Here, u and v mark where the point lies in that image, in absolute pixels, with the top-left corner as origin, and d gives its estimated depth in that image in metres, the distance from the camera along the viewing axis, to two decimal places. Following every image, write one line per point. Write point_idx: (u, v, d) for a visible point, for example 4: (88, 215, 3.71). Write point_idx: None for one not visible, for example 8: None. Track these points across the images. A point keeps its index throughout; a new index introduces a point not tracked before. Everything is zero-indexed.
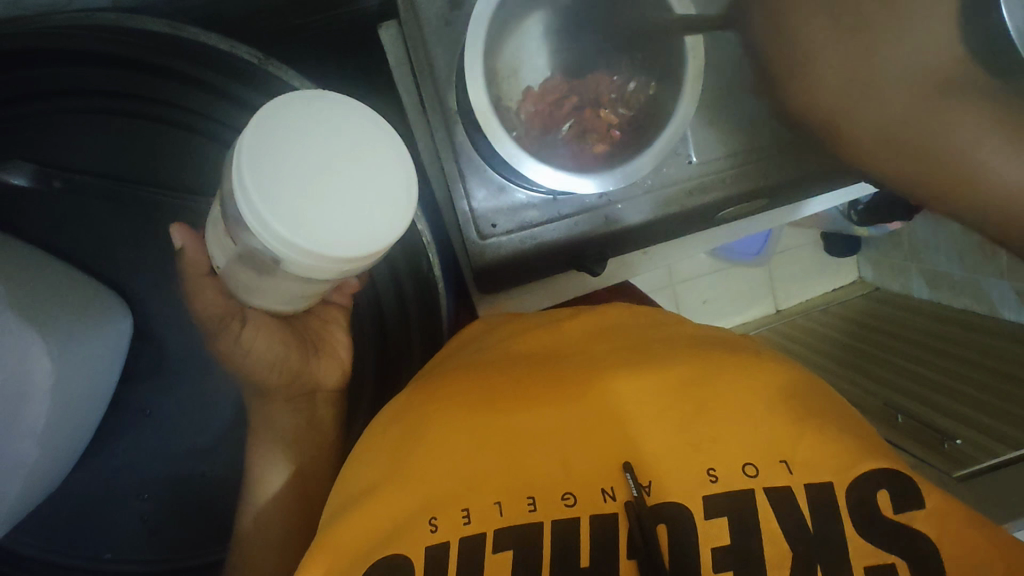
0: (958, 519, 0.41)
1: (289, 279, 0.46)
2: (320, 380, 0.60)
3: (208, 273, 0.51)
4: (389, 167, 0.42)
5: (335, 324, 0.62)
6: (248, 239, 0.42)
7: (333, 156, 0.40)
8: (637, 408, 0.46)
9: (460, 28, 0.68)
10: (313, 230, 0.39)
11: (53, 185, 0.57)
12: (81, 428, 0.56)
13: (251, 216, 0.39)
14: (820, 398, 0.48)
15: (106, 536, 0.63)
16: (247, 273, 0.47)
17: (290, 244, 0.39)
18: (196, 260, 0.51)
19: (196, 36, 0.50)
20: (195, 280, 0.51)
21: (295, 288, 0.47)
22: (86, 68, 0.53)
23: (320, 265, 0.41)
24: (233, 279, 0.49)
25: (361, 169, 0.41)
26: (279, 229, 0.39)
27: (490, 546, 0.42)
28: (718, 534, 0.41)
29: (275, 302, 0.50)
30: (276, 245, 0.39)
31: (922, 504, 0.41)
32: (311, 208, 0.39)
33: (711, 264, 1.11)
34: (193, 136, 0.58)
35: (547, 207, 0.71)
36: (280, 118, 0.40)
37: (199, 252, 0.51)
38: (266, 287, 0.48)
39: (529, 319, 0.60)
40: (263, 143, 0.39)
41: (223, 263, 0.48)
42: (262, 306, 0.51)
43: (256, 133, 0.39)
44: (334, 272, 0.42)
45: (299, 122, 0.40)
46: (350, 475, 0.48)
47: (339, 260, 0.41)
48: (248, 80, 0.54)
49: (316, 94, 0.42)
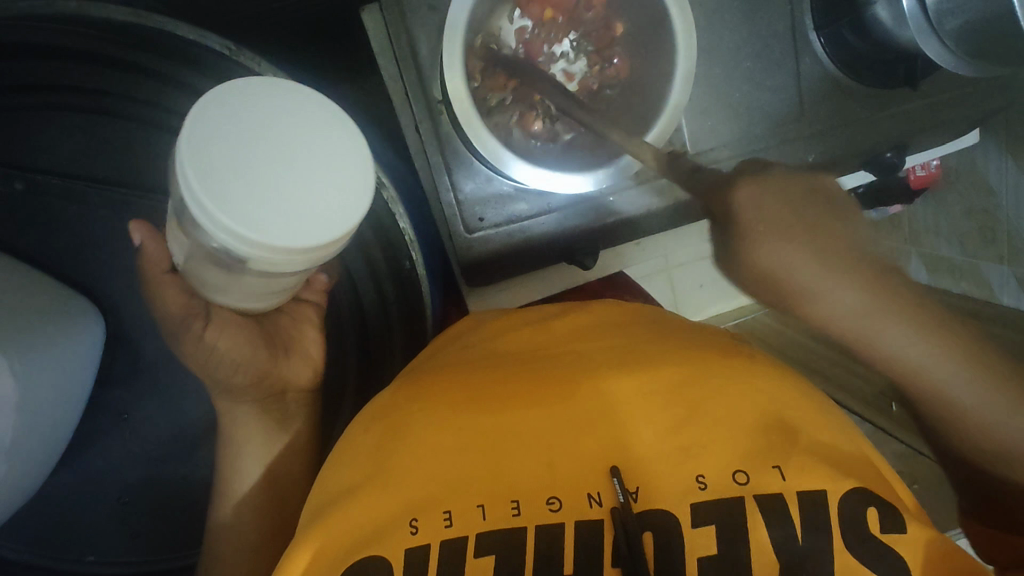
0: (943, 556, 0.39)
1: (255, 275, 0.46)
2: (290, 379, 0.59)
3: (169, 271, 0.50)
4: (345, 157, 0.43)
5: (308, 323, 0.61)
6: (204, 237, 0.42)
7: (282, 147, 0.41)
8: (628, 409, 0.44)
9: (445, 13, 0.66)
10: (269, 226, 0.40)
11: (15, 186, 0.56)
12: (54, 437, 0.55)
13: (199, 212, 0.40)
14: (818, 406, 0.46)
15: (87, 539, 0.64)
16: (211, 270, 0.47)
17: (242, 239, 0.40)
18: (156, 256, 0.50)
19: (163, 24, 0.48)
20: (154, 277, 0.50)
21: (259, 285, 0.47)
22: (52, 63, 0.52)
23: (274, 260, 0.41)
24: (196, 276, 0.48)
25: (313, 160, 0.41)
26: (230, 225, 0.39)
27: (472, 550, 0.40)
28: (706, 544, 0.40)
29: (243, 299, 0.50)
30: (228, 241, 0.40)
31: (905, 526, 0.40)
32: (261, 202, 0.40)
33: (710, 248, 0.95)
34: (157, 131, 0.57)
35: (536, 199, 0.69)
36: (225, 109, 0.40)
37: (157, 250, 0.50)
38: (232, 285, 0.48)
39: (521, 315, 0.58)
40: (209, 136, 0.40)
41: (185, 261, 0.48)
42: (226, 302, 0.51)
43: (200, 126, 0.40)
44: (291, 265, 0.42)
45: (251, 121, 0.41)
46: (327, 476, 0.46)
47: (296, 253, 0.41)
48: (212, 70, 0.53)
49: (263, 80, 0.42)
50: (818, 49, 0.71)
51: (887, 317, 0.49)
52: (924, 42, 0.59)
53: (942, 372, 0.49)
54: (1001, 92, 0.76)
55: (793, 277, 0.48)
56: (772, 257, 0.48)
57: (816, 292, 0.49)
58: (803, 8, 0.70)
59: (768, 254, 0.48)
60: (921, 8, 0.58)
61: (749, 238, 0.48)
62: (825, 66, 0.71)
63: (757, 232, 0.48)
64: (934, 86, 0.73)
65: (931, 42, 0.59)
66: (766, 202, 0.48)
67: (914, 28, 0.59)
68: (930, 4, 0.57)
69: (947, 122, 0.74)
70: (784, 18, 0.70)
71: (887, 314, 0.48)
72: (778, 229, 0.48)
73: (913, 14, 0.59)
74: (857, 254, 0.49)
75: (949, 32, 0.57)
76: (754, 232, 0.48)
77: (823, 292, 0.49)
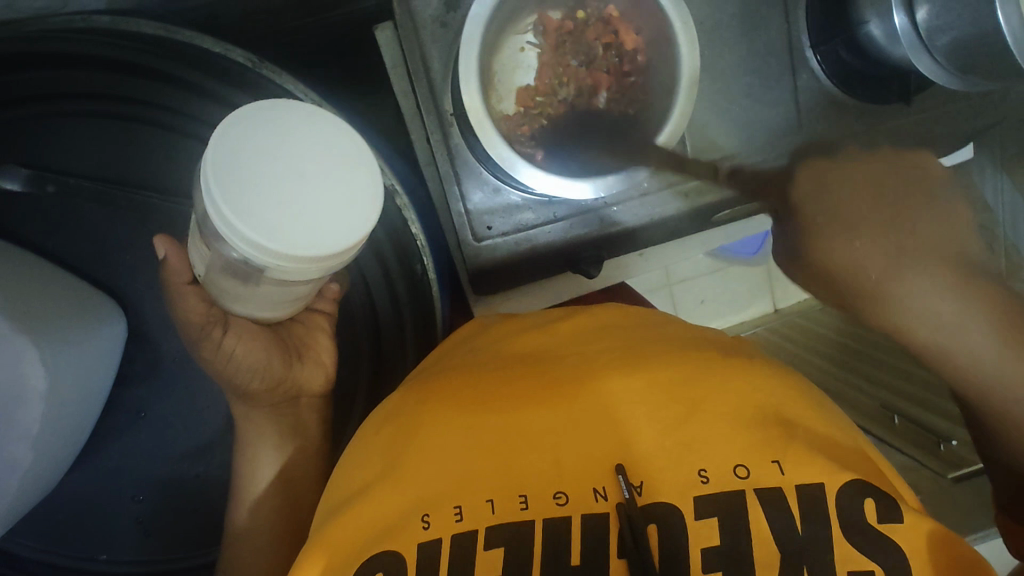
0: (935, 542, 0.41)
1: (272, 284, 0.47)
2: (303, 386, 0.60)
3: (190, 282, 0.52)
4: (360, 171, 0.44)
5: (322, 331, 0.62)
6: (226, 247, 0.44)
7: (300, 163, 0.43)
8: (632, 406, 0.45)
9: (456, 29, 0.68)
10: (287, 239, 0.42)
11: (47, 189, 0.59)
12: (77, 429, 0.57)
13: (222, 227, 0.42)
14: (819, 404, 0.47)
15: (102, 539, 0.65)
16: (229, 280, 0.49)
17: (264, 252, 0.42)
18: (177, 269, 0.52)
19: (195, 39, 0.52)
20: (177, 288, 0.52)
21: (276, 293, 0.49)
22: (82, 71, 0.55)
23: (292, 269, 0.43)
24: (213, 286, 0.51)
25: (329, 173, 0.43)
26: (253, 240, 0.41)
27: (482, 543, 0.41)
28: (709, 535, 0.41)
29: (259, 307, 0.52)
30: (249, 253, 0.42)
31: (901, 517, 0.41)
32: (281, 216, 0.42)
33: (712, 263, 0.98)
34: (175, 137, 0.59)
35: (542, 209, 0.71)
36: (244, 127, 0.42)
37: (180, 262, 0.51)
38: (249, 294, 0.50)
39: (526, 319, 0.59)
40: (229, 154, 0.42)
41: (204, 272, 0.50)
42: (245, 313, 0.53)
43: (222, 143, 0.42)
44: (307, 274, 0.44)
45: (267, 137, 0.43)
46: (340, 477, 0.48)
47: (311, 263, 0.43)
48: (239, 82, 0.55)
49: (275, 98, 0.44)
50: (814, 65, 0.74)
51: (982, 328, 0.49)
52: (916, 56, 0.63)
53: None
54: (994, 109, 0.78)
55: (856, 270, 0.55)
56: (843, 253, 0.56)
57: (881, 293, 0.53)
58: (800, 26, 0.73)
59: (837, 249, 0.56)
60: (914, 24, 0.62)
61: (816, 226, 0.59)
62: (821, 82, 0.74)
63: (833, 225, 0.58)
64: (928, 102, 0.75)
65: (921, 55, 0.63)
66: (845, 184, 0.60)
67: (906, 44, 0.63)
68: (920, 20, 0.61)
69: (940, 138, 0.77)
70: (782, 36, 0.73)
71: (977, 319, 0.49)
72: (838, 228, 0.57)
73: (904, 29, 0.63)
74: (947, 261, 0.52)
75: (937, 47, 0.61)
76: (831, 218, 0.58)
77: (907, 293, 0.52)
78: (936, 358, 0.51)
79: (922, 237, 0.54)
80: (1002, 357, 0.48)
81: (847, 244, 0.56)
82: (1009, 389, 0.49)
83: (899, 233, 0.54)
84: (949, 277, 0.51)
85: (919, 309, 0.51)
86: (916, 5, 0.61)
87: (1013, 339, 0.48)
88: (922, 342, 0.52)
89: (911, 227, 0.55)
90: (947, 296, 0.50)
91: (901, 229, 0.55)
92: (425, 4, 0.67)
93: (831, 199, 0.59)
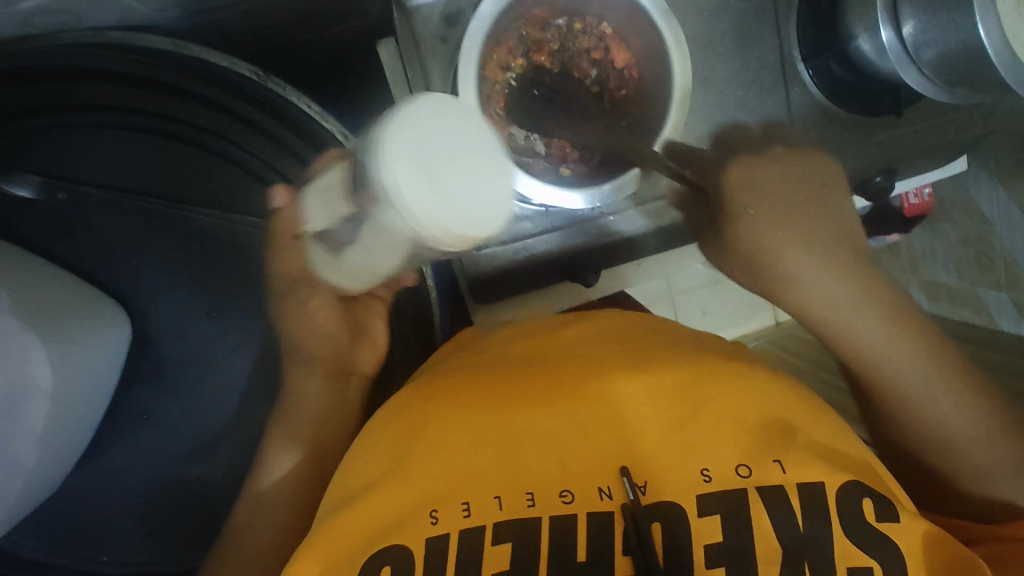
0: (932, 543, 0.42)
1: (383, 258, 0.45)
2: (358, 363, 0.65)
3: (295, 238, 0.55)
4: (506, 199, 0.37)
5: (379, 316, 0.66)
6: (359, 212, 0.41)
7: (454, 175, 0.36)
8: (636, 407, 0.46)
9: (455, 44, 0.71)
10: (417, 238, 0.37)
11: (57, 197, 0.61)
12: (81, 430, 0.58)
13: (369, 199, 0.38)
14: (814, 406, 0.48)
15: (105, 539, 0.65)
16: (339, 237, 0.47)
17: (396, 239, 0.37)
18: (287, 223, 0.54)
19: (202, 54, 0.54)
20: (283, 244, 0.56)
21: (375, 267, 0.47)
22: (98, 82, 0.57)
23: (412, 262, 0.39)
24: (320, 239, 0.50)
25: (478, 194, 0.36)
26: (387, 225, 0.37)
27: (489, 539, 0.42)
28: (711, 531, 0.41)
29: (351, 275, 0.51)
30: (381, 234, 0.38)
31: (899, 517, 0.42)
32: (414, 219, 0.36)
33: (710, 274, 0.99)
34: (187, 147, 0.62)
35: (540, 219, 0.72)
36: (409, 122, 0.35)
37: (293, 217, 0.53)
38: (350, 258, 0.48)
39: (531, 323, 0.61)
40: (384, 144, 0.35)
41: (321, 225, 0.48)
42: (334, 279, 0.53)
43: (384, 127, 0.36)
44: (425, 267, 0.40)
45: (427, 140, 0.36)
46: (346, 474, 0.48)
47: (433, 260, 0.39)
48: (250, 99, 0.58)
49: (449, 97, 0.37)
50: (806, 80, 0.75)
51: (873, 313, 0.53)
52: (904, 70, 0.64)
53: (939, 400, 0.53)
54: (985, 120, 0.80)
55: (772, 254, 0.55)
56: (755, 233, 0.55)
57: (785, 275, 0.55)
58: (791, 41, 0.75)
59: (758, 231, 0.55)
60: (900, 39, 0.63)
61: (743, 212, 0.55)
62: (813, 96, 0.75)
63: (756, 208, 0.55)
64: (919, 114, 0.77)
65: (910, 70, 0.64)
66: (775, 179, 0.57)
67: (894, 59, 0.64)
68: (907, 35, 0.62)
69: (930, 149, 0.79)
70: (774, 50, 0.75)
71: (863, 304, 0.53)
72: (769, 210, 0.55)
73: (892, 45, 0.64)
74: (841, 249, 0.55)
75: (925, 61, 0.62)
76: (755, 211, 0.55)
77: (807, 274, 0.54)
78: (829, 335, 0.55)
79: (834, 231, 0.56)
80: (883, 336, 0.53)
81: (763, 226, 0.55)
82: (887, 367, 0.53)
83: (808, 222, 0.55)
84: (839, 262, 0.54)
85: (810, 293, 0.54)
86: (903, 20, 0.62)
87: (895, 322, 0.53)
88: (808, 316, 0.55)
89: (814, 222, 0.56)
90: (835, 282, 0.53)
91: (816, 224, 0.55)
92: (426, 22, 0.70)
93: (764, 195, 0.56)
